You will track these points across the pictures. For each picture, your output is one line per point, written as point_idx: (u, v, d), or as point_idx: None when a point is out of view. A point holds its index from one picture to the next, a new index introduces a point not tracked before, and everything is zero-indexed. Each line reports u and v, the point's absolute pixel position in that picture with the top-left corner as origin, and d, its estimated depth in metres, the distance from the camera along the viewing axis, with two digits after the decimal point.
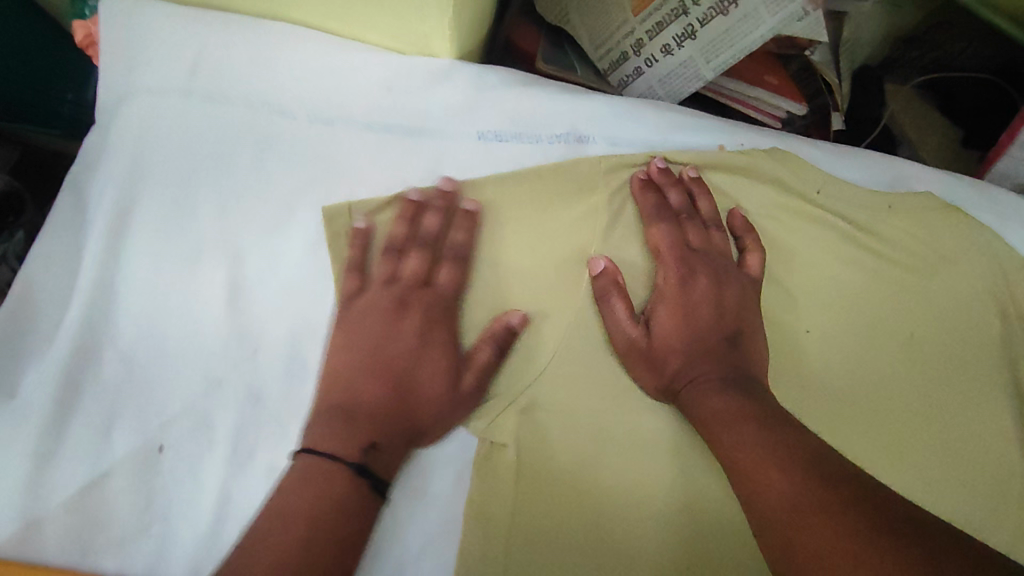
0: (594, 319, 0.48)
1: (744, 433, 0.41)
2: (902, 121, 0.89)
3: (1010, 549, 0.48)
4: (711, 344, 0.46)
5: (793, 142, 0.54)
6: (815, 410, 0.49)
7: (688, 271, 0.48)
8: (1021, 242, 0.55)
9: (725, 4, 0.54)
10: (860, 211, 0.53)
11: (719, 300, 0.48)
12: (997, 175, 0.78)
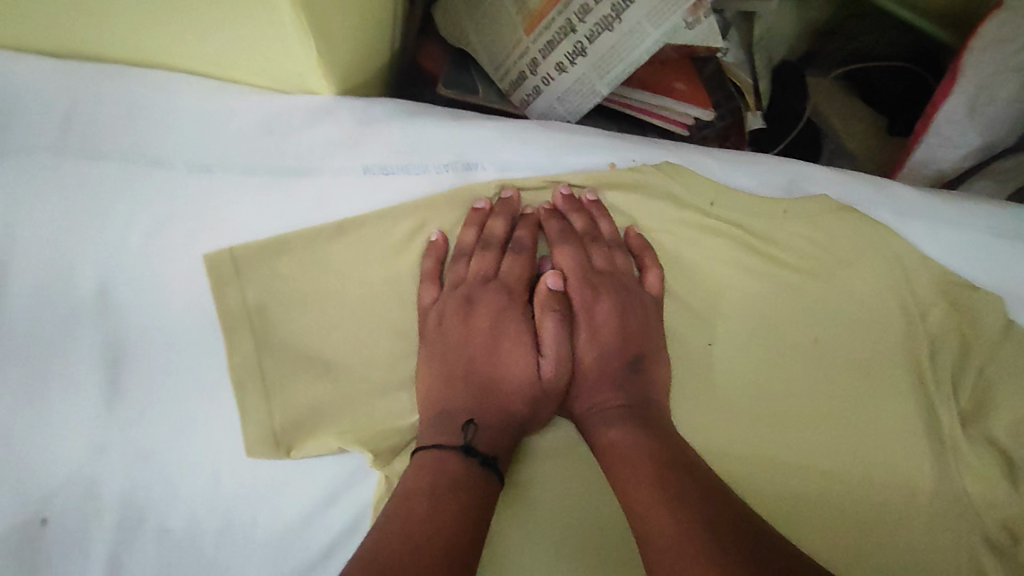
0: (495, 347, 0.49)
1: (638, 463, 0.42)
2: (825, 113, 0.91)
3: (906, 544, 0.50)
4: (616, 371, 0.48)
5: (686, 154, 0.54)
6: (715, 418, 0.51)
7: (590, 295, 0.50)
8: (920, 238, 0.55)
9: (609, 20, 0.54)
10: (755, 219, 0.53)
11: (623, 324, 0.49)
12: (917, 164, 0.81)
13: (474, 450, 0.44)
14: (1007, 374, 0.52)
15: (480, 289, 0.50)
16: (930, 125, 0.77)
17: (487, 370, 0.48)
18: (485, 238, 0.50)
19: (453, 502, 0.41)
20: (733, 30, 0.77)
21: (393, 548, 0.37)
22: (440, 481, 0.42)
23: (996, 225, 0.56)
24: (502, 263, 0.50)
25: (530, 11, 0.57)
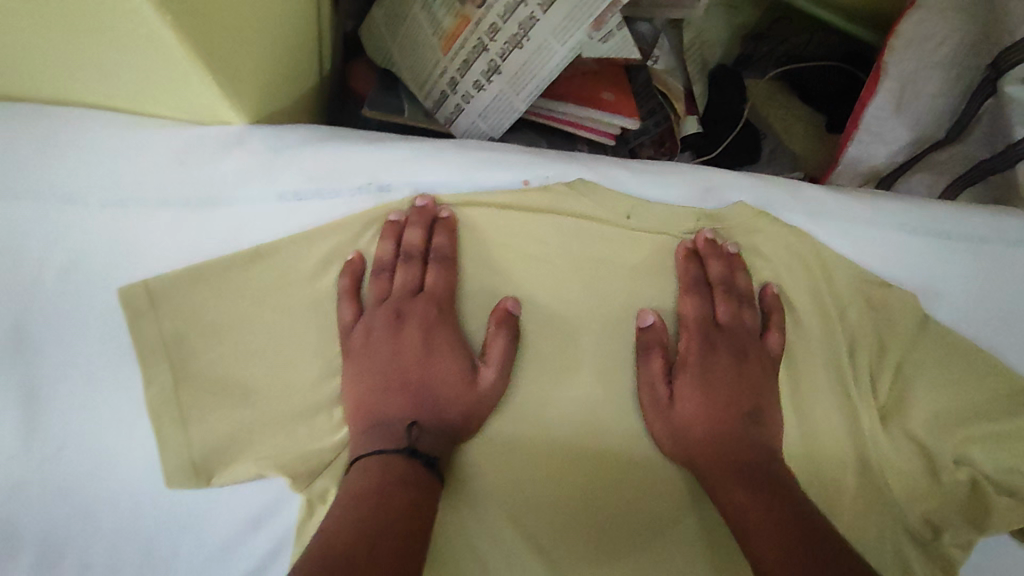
0: (415, 363, 0.49)
1: (758, 519, 0.45)
2: (765, 114, 0.91)
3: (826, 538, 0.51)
4: (731, 427, 0.50)
5: (602, 166, 0.54)
6: (638, 425, 0.51)
7: (708, 349, 0.52)
8: (835, 238, 0.55)
9: (518, 38, 0.55)
10: (670, 227, 0.54)
11: (739, 377, 0.51)
12: (849, 162, 0.82)
13: (419, 452, 0.46)
14: (919, 368, 0.54)
15: (409, 302, 0.50)
16: (859, 124, 0.79)
17: (416, 379, 0.49)
18: (405, 253, 0.51)
19: (401, 497, 0.43)
20: (663, 40, 0.78)
21: (347, 543, 0.39)
22: (387, 479, 0.44)
23: (912, 222, 0.56)
24: (427, 275, 0.51)
25: (444, 31, 0.59)
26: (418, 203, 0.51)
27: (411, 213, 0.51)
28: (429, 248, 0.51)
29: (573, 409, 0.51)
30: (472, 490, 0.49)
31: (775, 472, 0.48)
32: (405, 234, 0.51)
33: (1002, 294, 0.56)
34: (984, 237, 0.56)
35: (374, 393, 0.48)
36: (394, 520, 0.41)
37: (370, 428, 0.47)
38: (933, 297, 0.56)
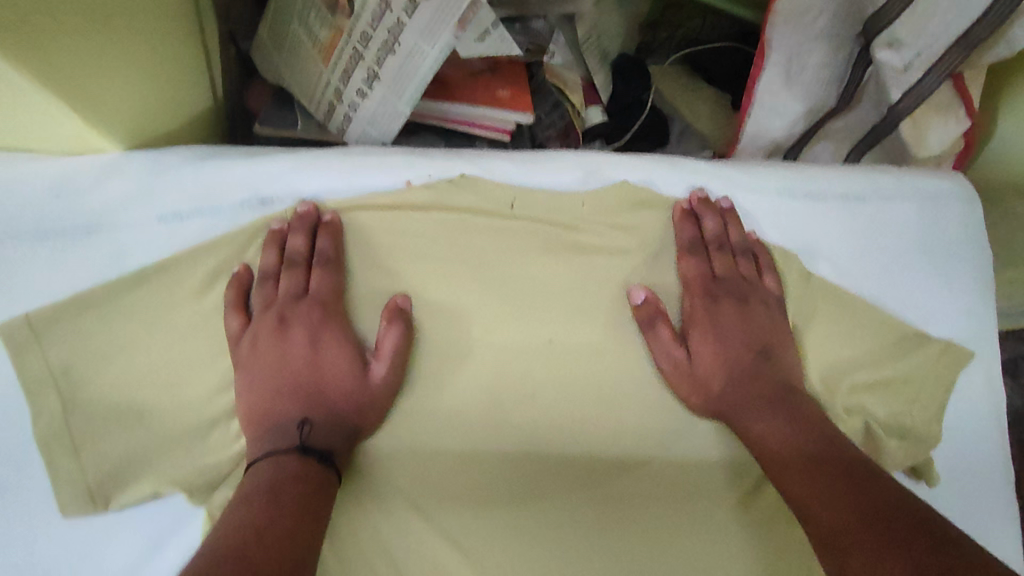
0: (306, 366, 0.49)
1: (793, 449, 0.47)
2: (670, 98, 0.93)
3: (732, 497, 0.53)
4: (747, 368, 0.52)
5: (483, 160, 0.56)
6: (539, 412, 0.52)
7: (714, 300, 0.54)
8: (715, 207, 0.57)
9: (390, 43, 0.56)
10: (558, 213, 0.55)
11: (746, 322, 0.53)
12: (750, 138, 0.85)
13: (312, 449, 0.46)
14: (808, 324, 0.57)
15: (293, 305, 0.50)
16: (753, 100, 0.81)
17: (305, 375, 0.49)
18: (288, 258, 0.51)
19: (298, 494, 0.43)
20: (558, 35, 0.81)
21: (239, 536, 0.39)
22: (279, 478, 0.44)
23: (789, 185, 0.58)
24: (312, 278, 0.51)
25: (322, 44, 0.60)
26: (299, 209, 0.52)
27: (293, 220, 0.52)
28: (312, 253, 0.51)
29: (473, 399, 0.51)
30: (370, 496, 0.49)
31: (798, 407, 0.50)
32: (289, 241, 0.51)
33: (877, 247, 0.59)
34: (856, 195, 0.59)
35: (263, 396, 0.48)
36: (289, 513, 0.41)
37: (265, 430, 0.47)
38: (815, 255, 0.58)
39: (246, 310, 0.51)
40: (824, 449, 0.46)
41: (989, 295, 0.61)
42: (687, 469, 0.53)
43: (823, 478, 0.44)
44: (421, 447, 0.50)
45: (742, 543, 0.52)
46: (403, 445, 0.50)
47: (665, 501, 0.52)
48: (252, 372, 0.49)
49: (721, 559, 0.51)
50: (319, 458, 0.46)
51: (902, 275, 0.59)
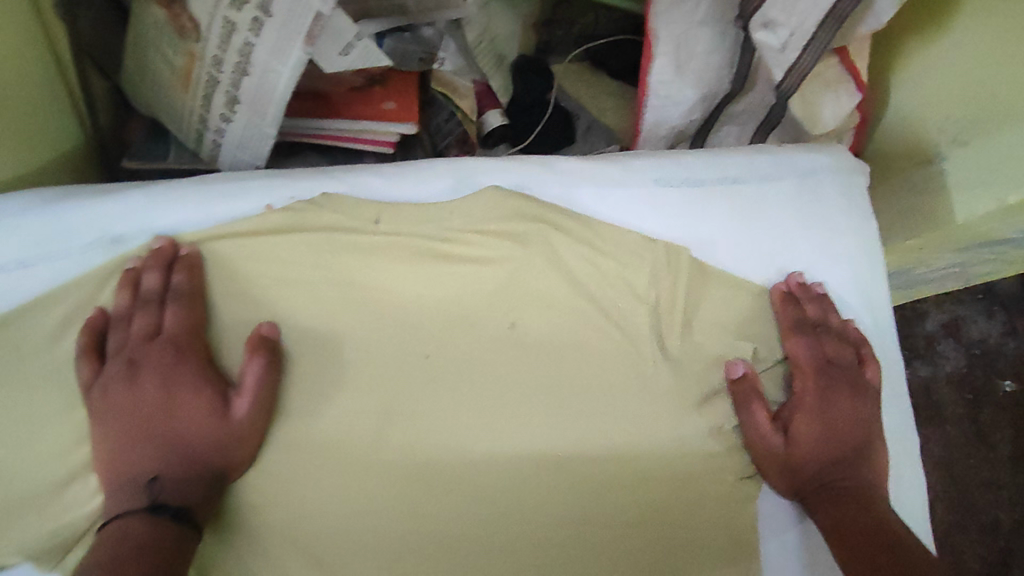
0: (156, 413, 0.46)
1: (846, 531, 0.49)
2: (575, 95, 0.92)
3: (623, 498, 0.52)
4: (840, 456, 0.52)
5: (350, 177, 0.55)
6: (423, 424, 0.51)
7: (829, 385, 0.53)
8: (594, 203, 0.57)
9: (242, 65, 0.54)
10: (427, 225, 0.54)
11: (855, 411, 0.53)
12: (650, 128, 0.83)
13: (162, 509, 0.45)
14: (697, 313, 0.55)
15: (143, 348, 0.48)
16: (649, 89, 0.80)
17: (177, 436, 0.46)
18: (140, 298, 0.49)
19: (147, 561, 0.42)
20: (447, 41, 0.80)
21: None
22: (120, 551, 0.42)
23: (665, 175, 0.58)
24: (164, 317, 0.48)
25: (179, 70, 0.57)
26: (154, 247, 0.50)
27: (146, 259, 0.50)
28: (165, 290, 0.49)
29: (354, 418, 0.51)
30: (255, 517, 0.49)
31: (868, 492, 0.51)
32: (142, 280, 0.49)
33: (760, 228, 0.58)
34: (732, 177, 0.59)
35: (122, 449, 0.46)
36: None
37: (121, 484, 0.46)
38: (700, 244, 0.57)
39: (103, 355, 0.48)
40: (872, 528, 0.49)
41: (878, 264, 0.61)
42: (581, 471, 0.52)
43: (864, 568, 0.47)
44: (297, 478, 0.49)
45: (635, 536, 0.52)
46: (285, 467, 0.49)
47: (558, 505, 0.52)
48: (106, 427, 0.47)
49: (613, 553, 0.52)
50: (168, 513, 0.45)
51: (788, 255, 0.58)
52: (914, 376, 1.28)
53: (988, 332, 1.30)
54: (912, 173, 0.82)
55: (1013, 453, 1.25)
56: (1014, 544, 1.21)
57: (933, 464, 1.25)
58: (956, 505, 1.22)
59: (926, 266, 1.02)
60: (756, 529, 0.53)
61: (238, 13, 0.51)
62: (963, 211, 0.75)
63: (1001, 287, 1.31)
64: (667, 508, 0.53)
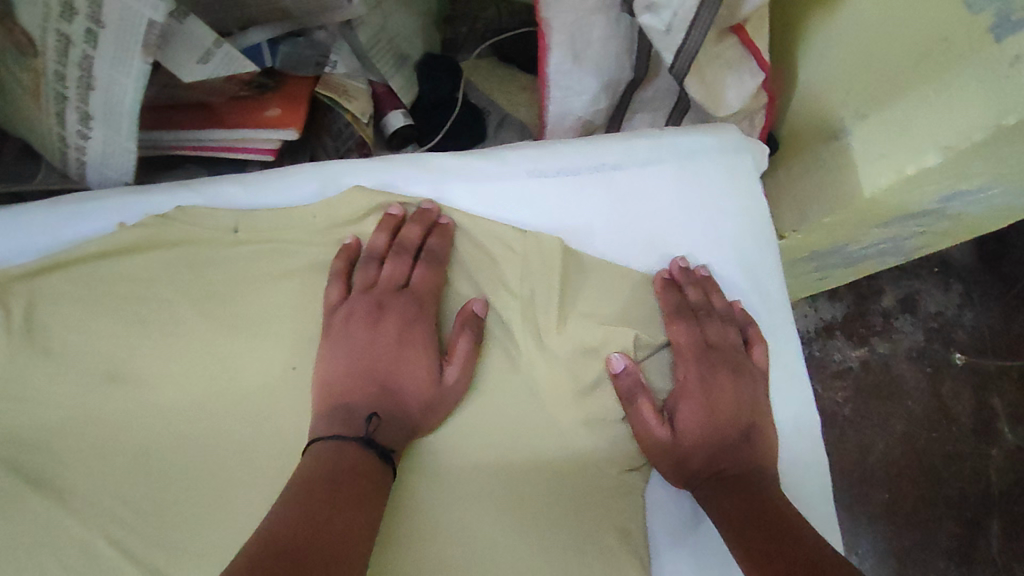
0: (161, 409, 0.49)
1: (732, 514, 0.47)
2: (487, 90, 0.90)
3: (509, 503, 0.50)
4: (727, 440, 0.51)
5: (209, 188, 0.52)
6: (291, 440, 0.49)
7: (708, 369, 0.53)
8: (465, 199, 0.55)
9: (85, 80, 0.52)
10: (289, 232, 0.52)
11: (739, 394, 0.53)
12: (555, 120, 0.83)
13: (374, 443, 0.47)
14: (577, 306, 0.54)
15: (391, 294, 0.51)
16: (549, 81, 0.80)
17: (368, 388, 0.49)
18: (398, 245, 0.52)
19: (354, 489, 0.44)
20: (340, 45, 0.78)
21: (300, 537, 0.39)
22: (342, 467, 0.45)
23: (540, 166, 0.56)
24: (413, 272, 0.52)
25: (27, 87, 0.55)
26: (421, 207, 0.53)
27: (411, 215, 0.53)
28: (421, 247, 0.52)
29: (219, 437, 0.49)
30: (111, 551, 0.46)
31: (758, 476, 0.49)
32: (404, 230, 0.52)
33: (638, 212, 0.57)
34: (611, 164, 0.57)
35: (339, 374, 0.49)
36: (320, 512, 0.41)
37: (334, 411, 0.48)
38: (576, 235, 0.56)
39: (347, 284, 0.51)
40: (757, 507, 0.47)
41: (768, 243, 0.59)
42: (459, 475, 0.51)
43: (751, 549, 0.45)
44: (161, 501, 0.48)
45: (521, 543, 0.50)
46: (147, 492, 0.48)
47: (437, 514, 0.50)
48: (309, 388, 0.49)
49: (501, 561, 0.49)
50: (364, 443, 0.46)
51: (668, 240, 0.58)
52: (873, 353, 1.26)
53: (945, 305, 1.27)
54: (822, 149, 0.81)
55: (973, 425, 1.24)
56: (977, 515, 1.20)
57: (894, 440, 1.23)
58: (918, 479, 1.22)
59: (858, 243, 1.00)
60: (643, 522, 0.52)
61: (68, 26, 0.49)
62: (867, 183, 0.73)
63: (957, 259, 1.28)
64: (551, 509, 0.51)
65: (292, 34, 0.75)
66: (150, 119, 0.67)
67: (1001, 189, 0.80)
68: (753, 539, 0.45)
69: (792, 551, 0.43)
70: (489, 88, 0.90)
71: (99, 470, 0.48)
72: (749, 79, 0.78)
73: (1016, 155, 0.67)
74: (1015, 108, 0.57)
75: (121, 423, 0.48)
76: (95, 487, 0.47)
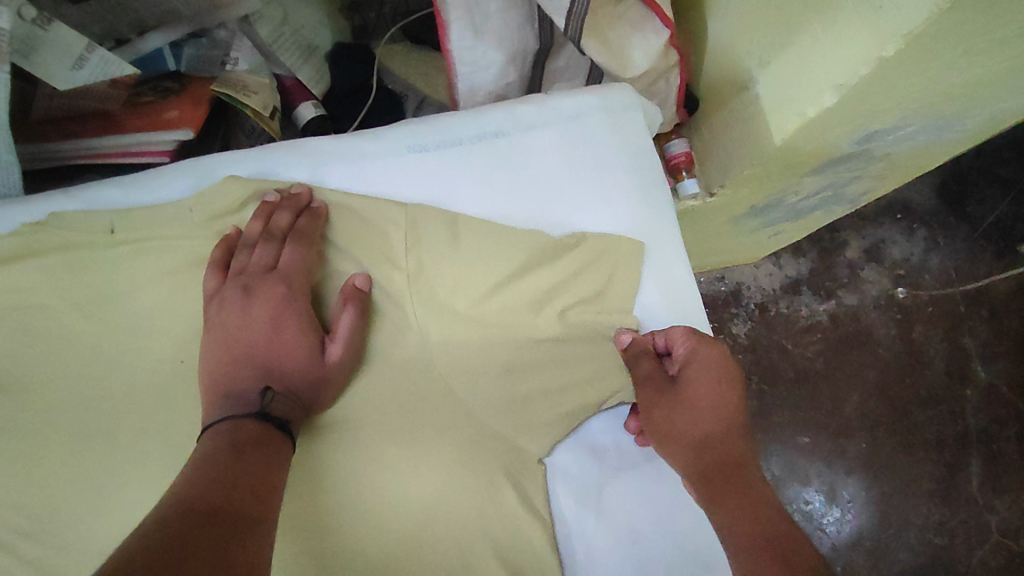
0: (65, 406, 0.52)
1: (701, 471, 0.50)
2: (406, 76, 0.87)
3: (406, 472, 0.53)
4: (673, 406, 0.51)
5: (86, 193, 0.54)
6: (189, 429, 0.52)
7: (687, 387, 0.51)
8: (341, 179, 0.56)
9: None
10: (165, 229, 0.53)
11: (692, 367, 0.51)
12: (465, 95, 0.75)
13: (271, 415, 0.48)
14: (459, 279, 0.54)
15: (261, 277, 0.52)
16: (453, 57, 0.69)
17: (259, 357, 0.50)
18: (268, 231, 0.53)
19: (256, 455, 0.45)
20: (241, 40, 0.76)
21: (206, 494, 0.41)
22: (240, 437, 0.46)
23: (418, 141, 0.56)
24: (282, 255, 0.53)
25: None
26: (294, 190, 0.54)
27: (283, 199, 0.54)
28: (291, 231, 0.53)
29: (117, 428, 0.52)
30: (38, 537, 0.51)
31: (708, 449, 0.50)
32: (274, 216, 0.53)
33: (523, 173, 0.57)
34: (493, 130, 0.57)
35: (223, 361, 0.50)
36: (226, 473, 0.43)
37: (222, 395, 0.49)
38: (459, 205, 0.56)
39: (225, 269, 0.53)
40: (726, 470, 0.49)
41: (661, 194, 0.58)
42: (362, 447, 0.53)
43: (710, 493, 0.49)
44: (74, 490, 0.51)
45: (419, 502, 0.53)
46: (60, 481, 0.51)
47: (344, 488, 0.53)
48: (205, 368, 0.50)
49: (401, 523, 0.52)
50: (259, 417, 0.47)
51: (557, 202, 0.57)
52: (841, 305, 1.23)
53: (911, 251, 1.24)
54: (735, 101, 0.80)
55: (944, 368, 1.21)
56: (957, 457, 1.18)
57: (867, 389, 1.20)
58: (894, 426, 1.19)
59: (797, 194, 0.95)
60: (546, 487, 0.55)
61: None
62: (778, 130, 0.73)
63: (916, 202, 1.26)
64: (447, 474, 0.53)
65: (194, 35, 0.75)
66: (38, 134, 0.66)
67: (918, 124, 0.78)
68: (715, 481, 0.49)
69: (755, 519, 0.46)
70: (407, 73, 0.87)
71: (15, 466, 0.52)
72: (656, 37, 0.69)
73: (912, 87, 0.65)
74: (891, 38, 0.55)
75: (33, 420, 0.52)
76: (10, 483, 0.51)
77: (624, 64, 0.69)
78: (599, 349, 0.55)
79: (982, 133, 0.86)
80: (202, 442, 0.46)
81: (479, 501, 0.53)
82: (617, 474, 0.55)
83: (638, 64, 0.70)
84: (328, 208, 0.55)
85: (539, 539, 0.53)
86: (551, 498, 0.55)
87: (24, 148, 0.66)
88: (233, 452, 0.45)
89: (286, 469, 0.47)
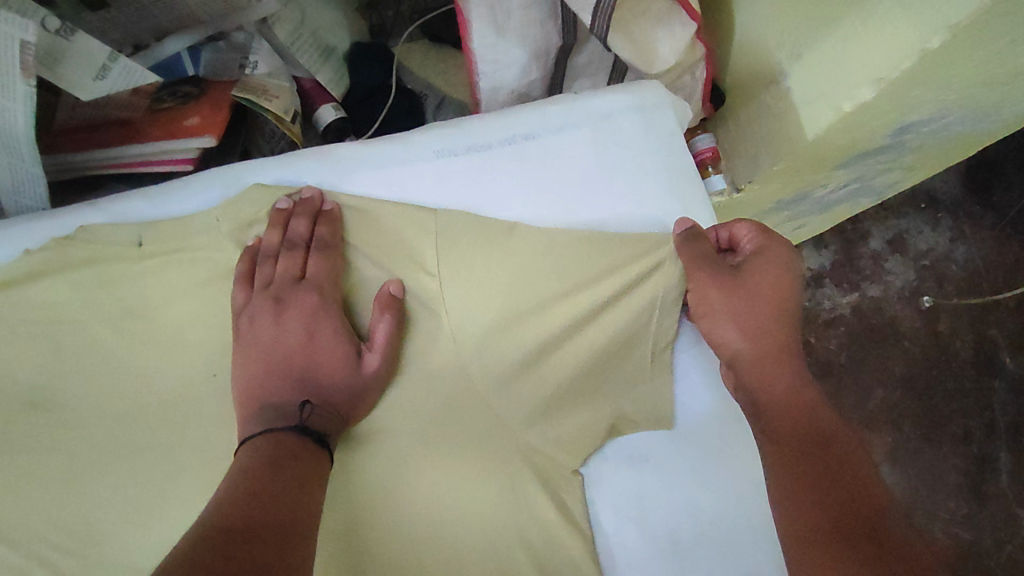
0: (99, 418, 0.52)
1: (778, 386, 0.51)
2: (427, 75, 0.86)
3: (439, 480, 0.52)
4: (777, 330, 0.53)
5: (111, 204, 0.52)
6: (222, 440, 0.51)
7: (775, 259, 0.54)
8: (370, 185, 0.54)
9: None
10: (193, 238, 0.52)
11: (790, 263, 0.54)
12: (487, 97, 0.71)
13: (309, 429, 0.48)
14: (489, 285, 0.52)
15: (290, 287, 0.52)
16: (474, 56, 0.66)
17: (292, 370, 0.51)
18: (288, 241, 0.52)
19: (294, 469, 0.45)
20: (261, 44, 0.75)
21: (245, 515, 0.40)
22: (280, 452, 0.46)
23: (448, 145, 0.55)
24: (308, 263, 0.52)
25: None
26: (304, 194, 0.53)
27: (296, 204, 0.53)
28: (311, 237, 0.52)
29: (149, 440, 0.52)
30: (75, 547, 0.51)
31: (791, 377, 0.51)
32: (291, 223, 0.52)
33: (556, 175, 0.55)
34: (523, 133, 0.55)
35: (260, 377, 0.50)
36: (263, 488, 0.42)
37: (259, 409, 0.49)
38: (492, 211, 0.54)
39: (250, 283, 0.53)
40: (810, 408, 0.50)
41: (698, 194, 0.56)
42: (394, 456, 0.53)
43: (793, 449, 0.48)
44: (111, 499, 0.51)
45: (455, 510, 0.52)
46: (96, 492, 0.51)
47: (378, 497, 0.52)
48: (241, 380, 0.50)
49: (436, 531, 0.52)
50: (298, 431, 0.47)
51: (591, 204, 0.55)
52: (865, 297, 1.20)
53: (936, 241, 1.21)
54: (763, 94, 0.78)
55: (974, 359, 1.19)
56: (987, 451, 1.16)
57: (894, 382, 1.18)
58: (923, 419, 1.17)
59: (825, 187, 0.92)
60: (584, 496, 0.54)
61: None
62: (811, 123, 0.70)
63: (942, 191, 1.23)
64: (480, 480, 0.52)
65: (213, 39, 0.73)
66: (63, 144, 0.65)
67: (955, 114, 0.75)
68: (809, 465, 0.47)
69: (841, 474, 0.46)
70: (429, 73, 0.85)
71: (50, 481, 0.52)
72: (683, 29, 0.65)
73: (953, 77, 0.63)
74: (936, 29, 0.53)
75: (67, 433, 0.52)
76: (46, 496, 0.51)
77: (649, 57, 0.66)
78: (636, 355, 0.54)
79: (1019, 122, 0.83)
80: (244, 453, 0.46)
81: (515, 508, 0.52)
82: (658, 484, 0.53)
83: (664, 58, 0.66)
84: (357, 214, 0.54)
85: (576, 547, 0.52)
86: (589, 508, 0.54)
87: (49, 158, 0.65)
88: (271, 469, 0.44)
89: (325, 484, 0.46)
